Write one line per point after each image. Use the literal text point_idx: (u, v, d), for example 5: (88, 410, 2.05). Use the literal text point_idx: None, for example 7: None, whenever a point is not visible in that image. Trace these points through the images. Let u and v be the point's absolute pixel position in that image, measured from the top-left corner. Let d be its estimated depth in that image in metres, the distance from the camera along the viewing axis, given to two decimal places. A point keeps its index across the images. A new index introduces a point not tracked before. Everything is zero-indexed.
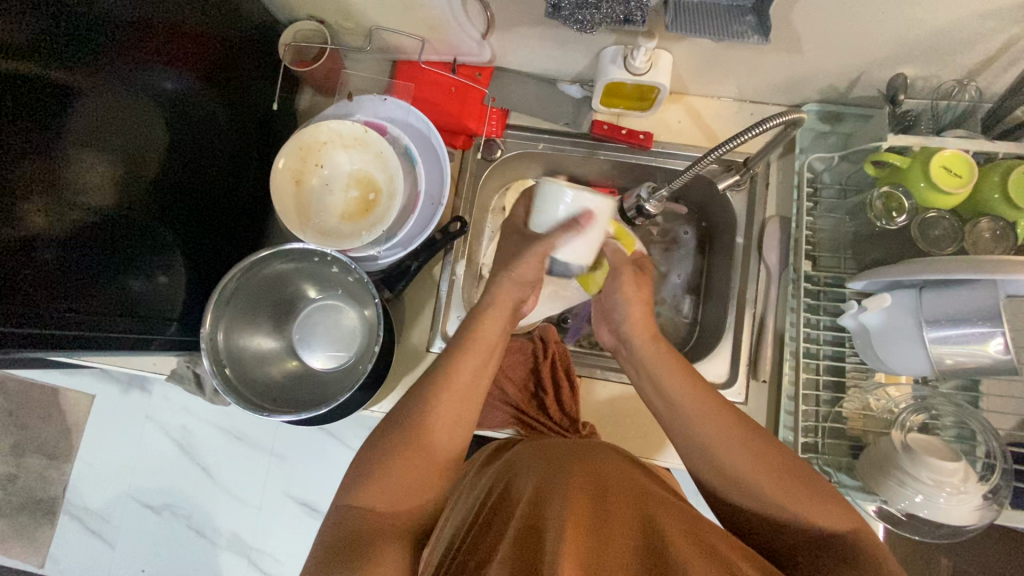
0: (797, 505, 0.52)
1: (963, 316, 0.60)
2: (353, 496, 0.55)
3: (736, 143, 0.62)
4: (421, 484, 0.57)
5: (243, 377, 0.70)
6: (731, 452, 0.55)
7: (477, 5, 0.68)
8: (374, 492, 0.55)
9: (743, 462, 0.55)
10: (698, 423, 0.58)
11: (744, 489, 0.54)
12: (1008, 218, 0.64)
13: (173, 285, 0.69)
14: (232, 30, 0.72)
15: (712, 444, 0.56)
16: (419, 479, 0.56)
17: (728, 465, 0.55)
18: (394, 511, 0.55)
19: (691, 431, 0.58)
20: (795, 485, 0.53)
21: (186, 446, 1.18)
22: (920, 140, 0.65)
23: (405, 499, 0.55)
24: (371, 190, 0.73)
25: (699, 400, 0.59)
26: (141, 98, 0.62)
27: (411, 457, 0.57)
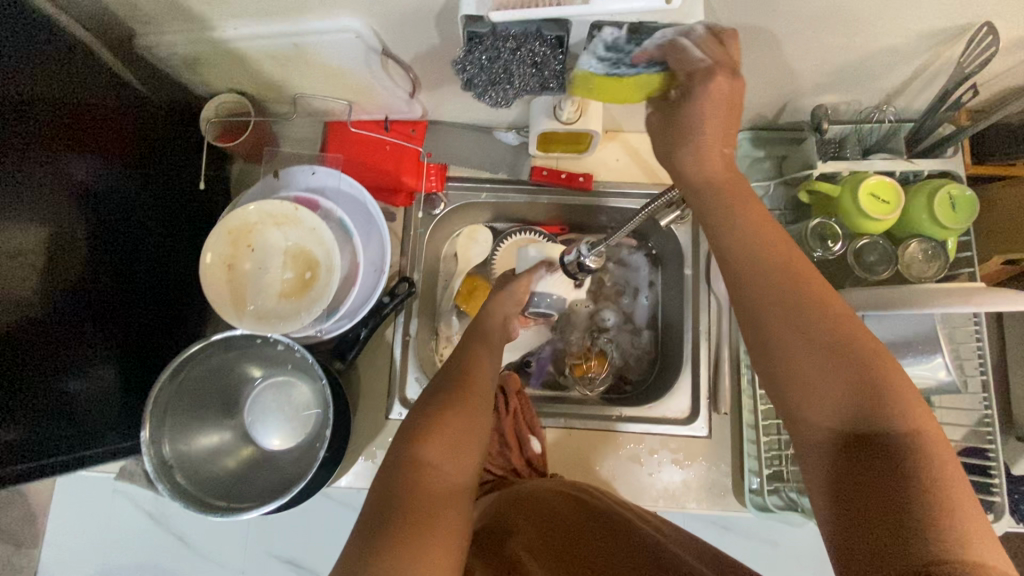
0: (841, 370, 0.44)
1: (904, 342, 0.62)
2: (419, 453, 0.55)
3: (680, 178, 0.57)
4: (463, 435, 0.58)
5: (196, 480, 0.67)
6: (819, 349, 0.45)
7: (397, 67, 0.67)
8: (433, 452, 0.55)
9: (832, 363, 0.45)
10: (771, 315, 0.48)
11: (782, 333, 0.47)
12: (938, 239, 0.66)
13: (105, 392, 0.67)
14: (145, 110, 0.70)
15: (792, 332, 0.47)
16: (461, 436, 0.57)
17: (804, 337, 0.46)
18: (443, 466, 0.55)
19: (773, 323, 0.48)
20: (904, 409, 0.43)
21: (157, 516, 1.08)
22: (850, 167, 0.66)
23: (458, 464, 0.56)
24: (307, 267, 0.69)
25: (777, 251, 0.49)
26: (51, 195, 0.59)
27: (460, 413, 0.59)
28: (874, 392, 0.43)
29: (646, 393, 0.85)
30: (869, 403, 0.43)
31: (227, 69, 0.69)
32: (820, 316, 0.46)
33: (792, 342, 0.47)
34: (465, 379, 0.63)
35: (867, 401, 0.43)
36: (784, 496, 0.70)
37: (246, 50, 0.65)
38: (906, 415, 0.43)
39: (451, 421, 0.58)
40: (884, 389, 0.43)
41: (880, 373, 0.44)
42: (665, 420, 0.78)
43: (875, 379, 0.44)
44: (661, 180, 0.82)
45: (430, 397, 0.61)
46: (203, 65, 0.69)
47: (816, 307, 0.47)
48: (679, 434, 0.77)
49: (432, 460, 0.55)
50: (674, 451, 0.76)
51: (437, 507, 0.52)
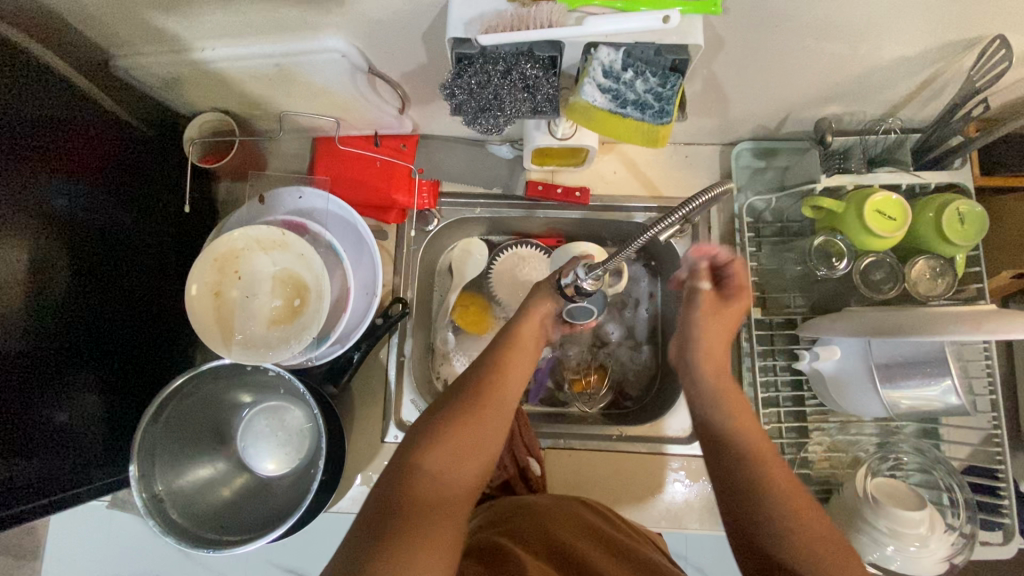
0: (806, 540, 0.51)
1: (912, 364, 0.60)
2: (423, 457, 0.56)
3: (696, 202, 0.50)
4: (473, 440, 0.58)
5: (191, 513, 0.66)
6: (786, 501, 0.53)
7: (386, 84, 0.65)
8: (438, 458, 0.56)
9: (792, 517, 0.52)
10: (752, 470, 0.55)
11: (758, 483, 0.54)
12: (945, 255, 0.64)
13: (92, 424, 0.65)
14: (123, 132, 0.67)
15: (770, 482, 0.54)
16: (475, 441, 0.58)
17: (771, 496, 0.53)
18: (445, 468, 0.56)
19: (742, 461, 0.56)
20: (836, 555, 0.50)
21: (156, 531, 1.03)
22: (853, 179, 0.66)
23: (464, 467, 0.57)
24: (297, 293, 0.67)
25: (755, 434, 0.58)
26: (31, 225, 0.57)
27: (477, 419, 0.59)
28: (811, 535, 0.51)
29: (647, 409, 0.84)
30: (810, 551, 0.50)
31: (209, 89, 0.67)
32: (789, 487, 0.54)
33: (765, 488, 0.54)
34: (486, 381, 0.63)
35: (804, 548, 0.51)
36: None
37: (228, 70, 0.63)
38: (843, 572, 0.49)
39: (468, 426, 0.58)
40: (806, 538, 0.51)
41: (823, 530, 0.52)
42: (668, 439, 0.76)
43: (814, 527, 0.52)
44: (661, 193, 0.80)
45: (448, 397, 0.62)
46: (185, 85, 0.66)
47: (772, 455, 0.56)
48: (681, 453, 0.75)
49: (436, 465, 0.56)
50: (676, 471, 0.75)
51: (434, 508, 0.53)
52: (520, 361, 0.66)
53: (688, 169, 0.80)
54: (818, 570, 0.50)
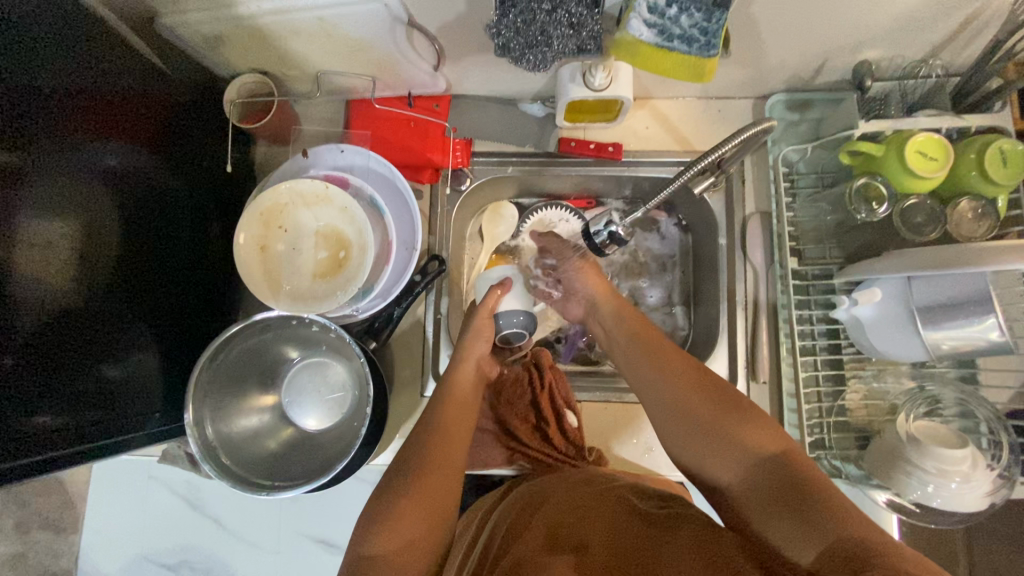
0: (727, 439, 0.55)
1: (956, 303, 0.60)
2: (371, 547, 0.54)
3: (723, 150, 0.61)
4: (424, 510, 0.57)
5: (240, 460, 0.68)
6: (697, 414, 0.57)
7: (423, 39, 0.65)
8: (387, 540, 0.54)
9: (708, 434, 0.56)
10: (660, 403, 0.60)
11: (675, 436, 0.59)
12: (987, 196, 0.63)
13: (146, 375, 0.68)
14: (168, 92, 0.69)
15: (686, 409, 0.58)
16: (421, 509, 0.57)
17: (684, 421, 0.58)
18: (394, 549, 0.54)
19: (661, 405, 0.60)
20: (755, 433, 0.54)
21: (194, 499, 1.05)
22: (892, 124, 0.65)
23: (415, 533, 0.55)
24: (340, 246, 0.69)
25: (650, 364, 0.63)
26: (82, 181, 0.59)
27: (420, 491, 0.58)
28: (725, 437, 0.55)
29: None
30: (728, 450, 0.54)
31: (250, 48, 0.68)
32: (702, 391, 0.59)
33: (684, 422, 0.58)
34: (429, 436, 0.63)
35: (731, 449, 0.54)
36: (825, 464, 0.70)
37: (270, 26, 0.63)
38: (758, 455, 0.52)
39: (413, 503, 0.57)
40: (727, 434, 0.55)
41: (734, 423, 0.55)
42: None
43: (719, 421, 0.56)
44: (693, 147, 0.80)
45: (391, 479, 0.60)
46: (226, 44, 0.68)
47: (680, 380, 0.60)
48: None
49: (382, 549, 0.53)
50: None
51: None
52: (458, 419, 0.66)
53: (721, 123, 0.80)
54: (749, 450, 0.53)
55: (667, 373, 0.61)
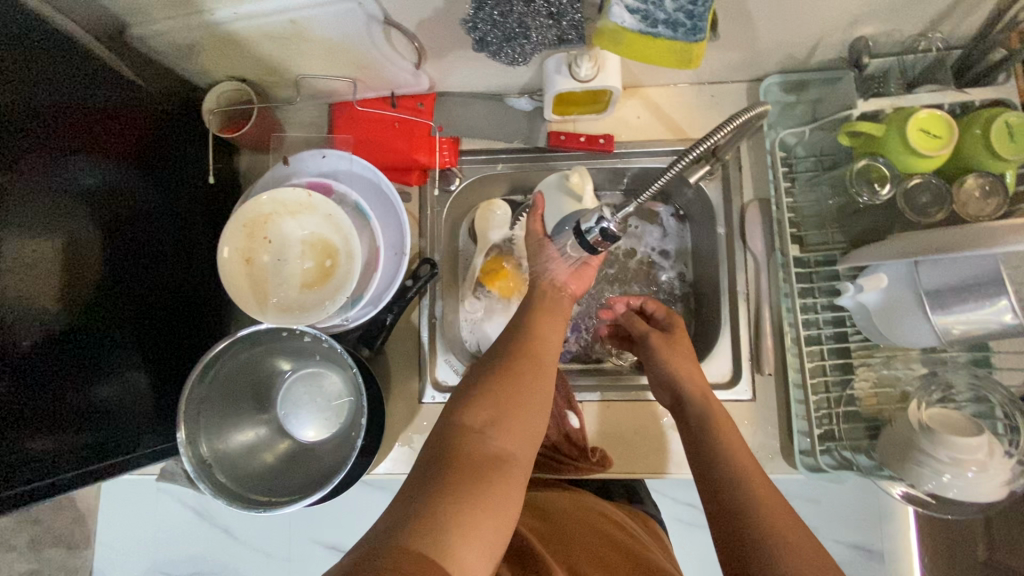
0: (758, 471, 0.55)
1: (965, 286, 0.57)
2: (466, 418, 0.54)
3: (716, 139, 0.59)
4: (525, 392, 0.57)
5: (237, 477, 0.67)
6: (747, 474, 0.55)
7: (401, 38, 0.63)
8: (473, 412, 0.54)
9: (764, 507, 0.51)
10: (702, 415, 0.62)
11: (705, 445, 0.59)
12: (995, 172, 0.60)
13: (138, 393, 0.66)
14: (144, 104, 0.67)
15: (738, 463, 0.56)
16: (521, 389, 0.57)
17: (713, 436, 0.59)
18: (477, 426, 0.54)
19: (712, 452, 0.58)
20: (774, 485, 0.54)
21: (202, 512, 1.04)
22: (893, 102, 0.62)
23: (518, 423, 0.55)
24: (327, 254, 0.67)
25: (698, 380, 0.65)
26: (56, 202, 0.57)
27: (518, 376, 0.58)
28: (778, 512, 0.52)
29: None
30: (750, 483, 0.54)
31: (225, 55, 0.66)
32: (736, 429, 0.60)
33: (730, 476, 0.55)
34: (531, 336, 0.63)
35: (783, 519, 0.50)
36: (835, 456, 0.68)
37: (243, 31, 0.61)
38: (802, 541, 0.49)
39: (490, 383, 0.57)
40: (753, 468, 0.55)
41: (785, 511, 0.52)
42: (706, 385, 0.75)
43: (742, 459, 0.56)
44: (687, 135, 0.77)
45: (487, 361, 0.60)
46: (200, 52, 0.66)
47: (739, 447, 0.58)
48: (722, 397, 0.74)
49: (474, 420, 0.54)
50: None
51: (480, 468, 0.51)
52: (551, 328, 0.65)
53: (714, 108, 0.77)
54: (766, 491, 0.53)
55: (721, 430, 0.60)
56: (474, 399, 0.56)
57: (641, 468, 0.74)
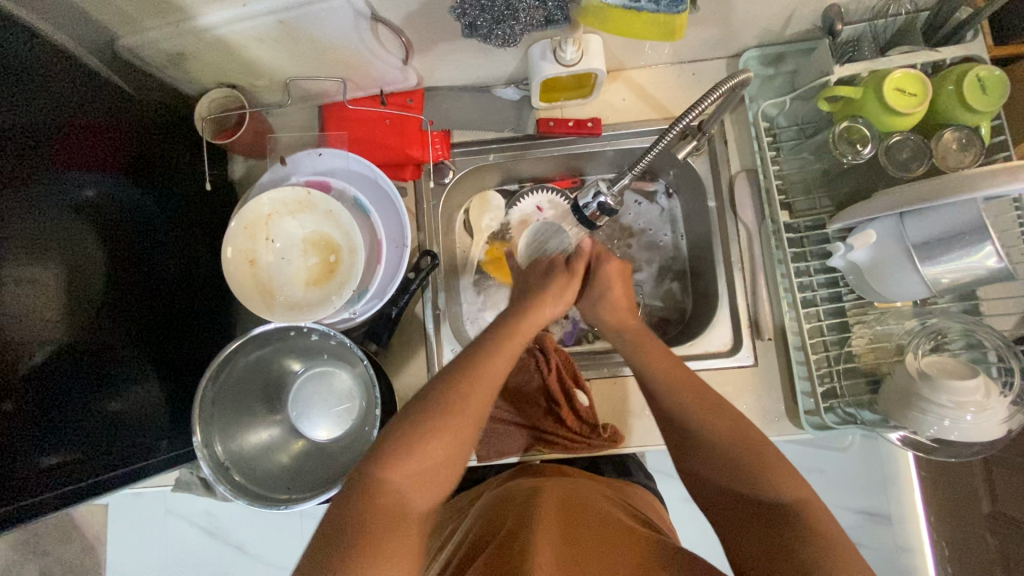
0: (760, 469, 0.53)
1: (951, 235, 0.59)
2: (386, 469, 0.51)
3: (701, 108, 0.59)
4: (443, 445, 0.53)
5: (254, 478, 0.68)
6: (726, 446, 0.55)
7: (388, 33, 0.64)
8: (397, 468, 0.51)
9: (762, 507, 0.51)
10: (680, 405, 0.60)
11: (702, 439, 0.57)
12: (970, 125, 0.63)
13: (150, 402, 0.67)
14: (136, 114, 0.67)
15: (724, 452, 0.55)
16: (440, 439, 0.53)
17: (701, 422, 0.58)
18: (401, 482, 0.51)
19: (696, 435, 0.57)
20: (771, 471, 0.53)
21: (211, 531, 1.03)
22: (868, 66, 0.64)
23: (429, 485, 0.52)
24: (330, 250, 0.70)
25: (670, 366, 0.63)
26: (57, 216, 0.57)
27: (448, 427, 0.54)
28: (758, 466, 0.53)
29: (684, 332, 0.85)
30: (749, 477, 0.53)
31: (214, 61, 0.67)
32: (721, 417, 0.57)
33: (715, 449, 0.56)
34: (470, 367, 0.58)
35: (750, 484, 0.52)
36: (839, 412, 0.70)
37: (232, 36, 0.62)
38: (785, 489, 0.51)
39: (434, 438, 0.53)
40: (743, 463, 0.54)
41: (773, 462, 0.53)
42: (709, 355, 0.77)
43: (734, 451, 0.55)
44: (672, 113, 0.79)
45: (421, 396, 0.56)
46: (189, 60, 0.66)
47: (724, 420, 0.57)
48: (725, 365, 0.76)
49: (394, 479, 0.51)
50: (724, 387, 0.75)
51: (398, 523, 0.49)
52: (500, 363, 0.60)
53: (696, 86, 0.79)
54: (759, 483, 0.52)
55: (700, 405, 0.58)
56: (397, 451, 0.52)
57: (653, 440, 0.75)
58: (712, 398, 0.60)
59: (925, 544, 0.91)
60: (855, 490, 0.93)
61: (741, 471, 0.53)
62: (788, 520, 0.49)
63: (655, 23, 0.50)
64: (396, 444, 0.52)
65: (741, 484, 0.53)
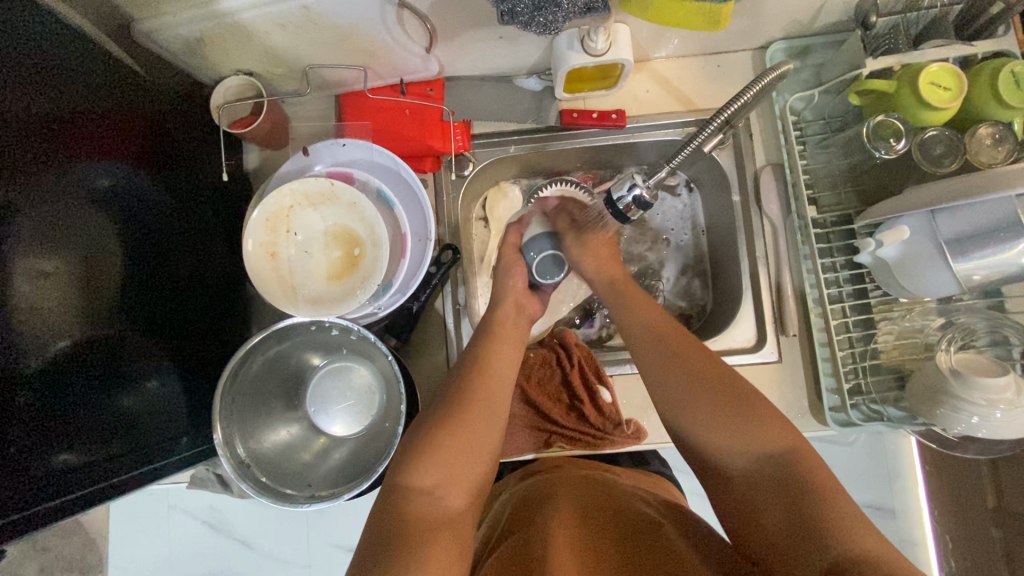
0: (755, 431, 0.54)
1: (986, 232, 0.59)
2: (426, 456, 0.56)
3: (744, 98, 0.59)
4: (478, 422, 0.60)
5: (277, 476, 0.67)
6: (720, 402, 0.57)
7: (413, 19, 0.62)
8: (440, 456, 0.56)
9: (754, 468, 0.53)
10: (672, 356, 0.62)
11: (697, 389, 0.59)
12: (1004, 120, 0.62)
13: (167, 398, 0.65)
14: (152, 102, 0.65)
15: (717, 409, 0.57)
16: (471, 416, 0.60)
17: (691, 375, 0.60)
18: (444, 466, 0.56)
19: (693, 388, 0.59)
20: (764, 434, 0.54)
21: (220, 526, 1.01)
22: (897, 58, 0.63)
23: (472, 456, 0.58)
24: (353, 243, 0.69)
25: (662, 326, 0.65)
26: (70, 206, 0.55)
27: (473, 405, 0.61)
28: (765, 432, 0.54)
29: (706, 327, 0.84)
30: (749, 435, 0.55)
31: (232, 46, 0.65)
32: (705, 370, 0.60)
33: (709, 404, 0.57)
34: (482, 364, 0.65)
35: (753, 445, 0.54)
36: (864, 409, 0.70)
37: (252, 21, 0.60)
38: (788, 456, 0.53)
39: (468, 419, 0.59)
40: (740, 425, 0.55)
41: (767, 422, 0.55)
42: (733, 351, 0.77)
43: (729, 409, 0.56)
44: (696, 106, 0.78)
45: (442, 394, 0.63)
46: (207, 46, 0.64)
47: (713, 374, 0.59)
48: (749, 361, 0.76)
49: (439, 459, 0.56)
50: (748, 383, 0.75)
51: (440, 490, 0.54)
52: (505, 355, 0.67)
53: (721, 78, 0.78)
54: (749, 443, 0.54)
55: (685, 358, 0.61)
56: (428, 451, 0.56)
57: None
58: (709, 359, 0.61)
59: (928, 538, 0.91)
60: (869, 484, 0.92)
61: (738, 434, 0.55)
62: (783, 484, 0.51)
63: (700, 10, 0.50)
64: (422, 451, 0.56)
65: (734, 445, 0.55)
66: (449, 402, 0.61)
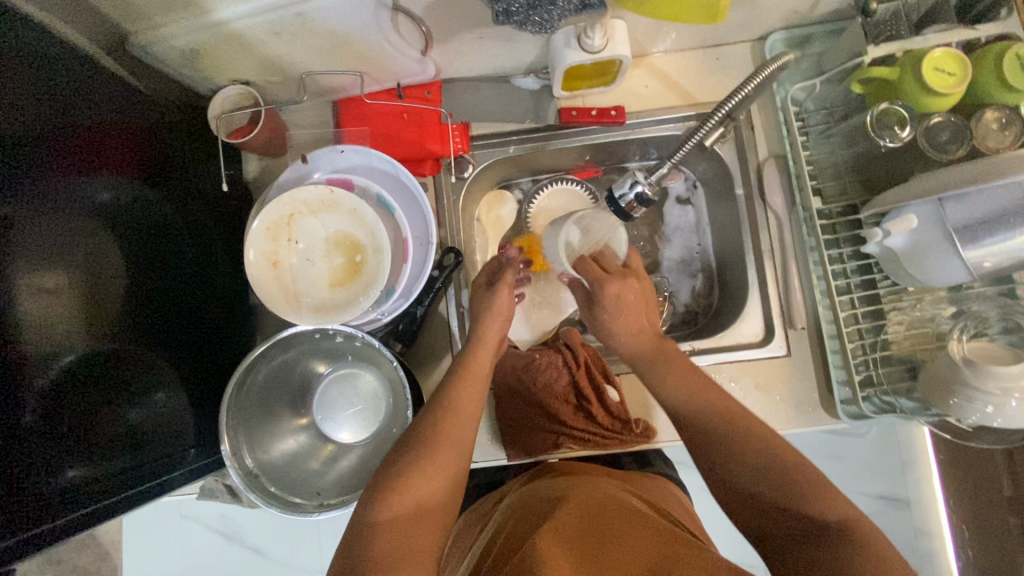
0: (786, 477, 0.52)
1: (997, 219, 0.58)
2: (386, 503, 0.53)
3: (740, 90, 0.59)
4: (440, 469, 0.56)
5: (285, 485, 0.67)
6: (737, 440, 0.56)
7: (408, 23, 0.61)
8: (403, 496, 0.53)
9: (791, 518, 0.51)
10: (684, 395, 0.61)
11: (717, 431, 0.58)
12: (1010, 104, 0.61)
13: (173, 411, 0.64)
14: (150, 112, 0.64)
15: (734, 446, 0.55)
16: (433, 461, 0.56)
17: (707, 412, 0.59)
18: (410, 505, 0.53)
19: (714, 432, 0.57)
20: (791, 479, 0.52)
21: (233, 535, 1.01)
22: (900, 45, 0.62)
23: (434, 495, 0.55)
24: (355, 250, 0.69)
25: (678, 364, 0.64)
26: (72, 221, 0.56)
27: (435, 452, 0.57)
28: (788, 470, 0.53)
29: (712, 323, 0.84)
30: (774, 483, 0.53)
31: (228, 56, 0.65)
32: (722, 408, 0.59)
33: (728, 447, 0.56)
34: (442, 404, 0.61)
35: (779, 488, 0.52)
36: (876, 401, 0.69)
37: (247, 30, 0.60)
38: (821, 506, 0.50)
39: (438, 457, 0.56)
40: (767, 467, 0.53)
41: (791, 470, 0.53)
42: (741, 345, 0.76)
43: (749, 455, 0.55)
44: (696, 100, 0.78)
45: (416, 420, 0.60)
46: (203, 57, 0.64)
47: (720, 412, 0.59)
48: (758, 356, 0.75)
49: (403, 504, 0.53)
50: (757, 377, 0.74)
51: (407, 530, 0.52)
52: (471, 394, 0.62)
53: (721, 71, 0.78)
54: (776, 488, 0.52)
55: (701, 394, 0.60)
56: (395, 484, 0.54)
57: None
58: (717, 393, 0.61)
59: (944, 529, 0.90)
60: (882, 476, 0.91)
61: (763, 483, 0.53)
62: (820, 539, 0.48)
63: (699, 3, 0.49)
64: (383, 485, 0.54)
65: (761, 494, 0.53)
66: (417, 435, 0.58)
